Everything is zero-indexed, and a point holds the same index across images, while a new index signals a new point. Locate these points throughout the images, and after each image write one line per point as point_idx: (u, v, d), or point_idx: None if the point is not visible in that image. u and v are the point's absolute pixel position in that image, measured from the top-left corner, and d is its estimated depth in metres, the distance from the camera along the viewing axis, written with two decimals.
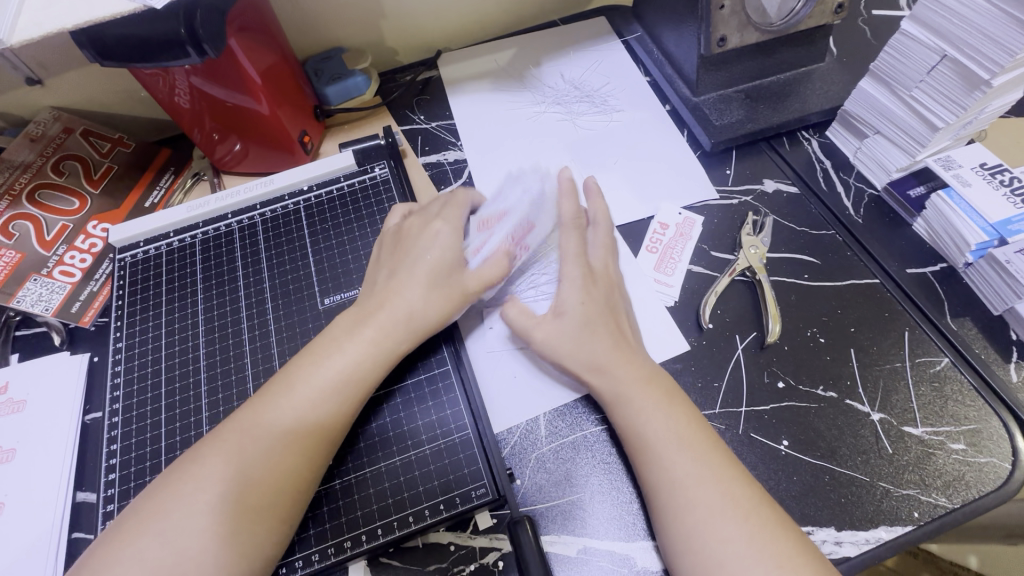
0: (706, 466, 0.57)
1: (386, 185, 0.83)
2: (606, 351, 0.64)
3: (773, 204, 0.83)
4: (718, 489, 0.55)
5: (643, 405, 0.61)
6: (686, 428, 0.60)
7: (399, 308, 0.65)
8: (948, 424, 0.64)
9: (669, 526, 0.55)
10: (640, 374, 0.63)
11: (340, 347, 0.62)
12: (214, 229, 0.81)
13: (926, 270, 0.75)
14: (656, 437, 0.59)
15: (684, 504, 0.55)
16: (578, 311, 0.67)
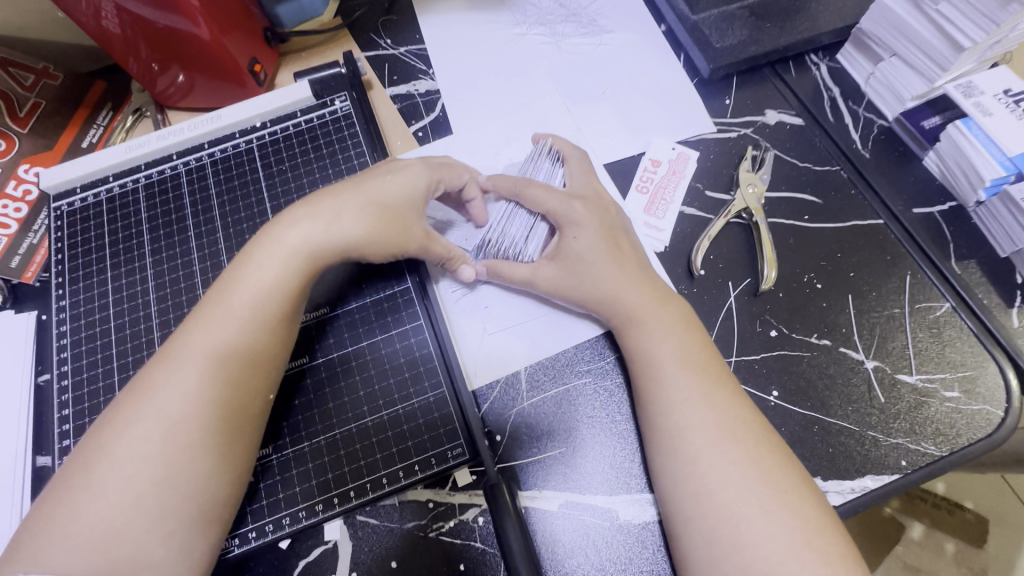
0: (712, 386, 0.53)
1: (348, 122, 0.74)
2: (608, 275, 0.61)
3: (775, 137, 0.76)
4: (722, 408, 0.52)
5: (648, 327, 0.58)
6: (700, 351, 0.56)
7: (323, 232, 0.59)
8: (943, 371, 0.62)
9: (671, 452, 0.52)
10: (650, 295, 0.60)
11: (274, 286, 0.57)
12: (157, 172, 0.72)
13: (933, 209, 0.70)
14: (666, 359, 0.55)
15: (686, 427, 0.51)
16: (581, 239, 0.63)
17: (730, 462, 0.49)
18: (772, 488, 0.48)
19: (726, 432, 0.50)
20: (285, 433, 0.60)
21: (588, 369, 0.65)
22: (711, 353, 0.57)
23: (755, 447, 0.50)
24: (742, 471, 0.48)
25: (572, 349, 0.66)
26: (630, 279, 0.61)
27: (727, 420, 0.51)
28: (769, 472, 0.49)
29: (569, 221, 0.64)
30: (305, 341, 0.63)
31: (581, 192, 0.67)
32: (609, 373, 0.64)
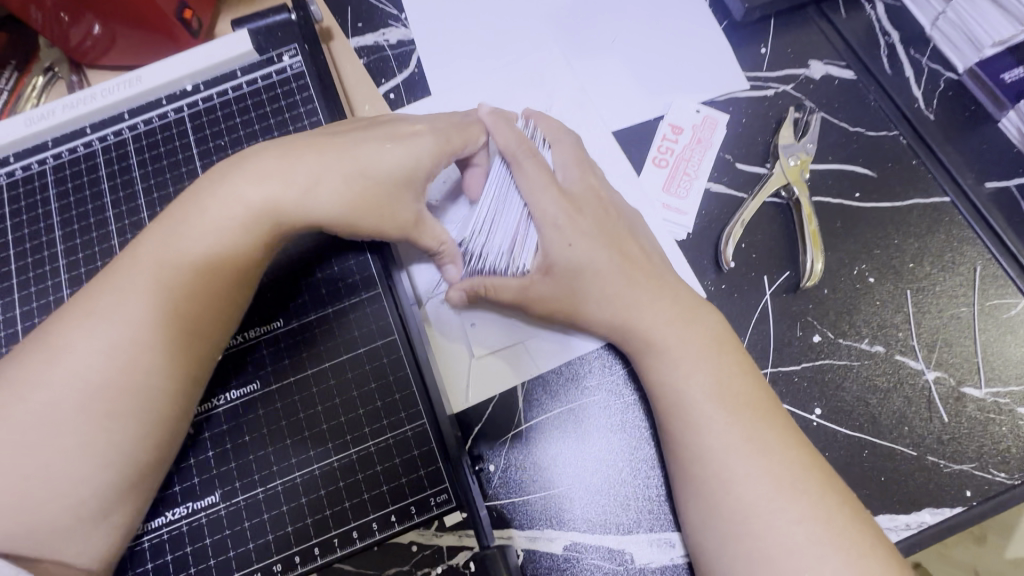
0: (759, 414, 0.45)
1: (299, 83, 0.60)
2: (624, 284, 0.52)
3: (820, 94, 0.63)
4: (773, 445, 0.44)
5: (674, 346, 0.49)
6: (744, 382, 0.47)
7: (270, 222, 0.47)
8: (1017, 381, 0.53)
9: (716, 508, 0.43)
10: (678, 311, 0.50)
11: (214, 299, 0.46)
12: (68, 150, 0.59)
13: (1009, 183, 0.59)
14: (702, 395, 0.46)
15: (731, 479, 0.43)
16: (577, 246, 0.52)
17: (789, 523, 0.41)
18: (837, 544, 0.40)
19: (777, 476, 0.42)
20: (231, 478, 0.48)
21: (595, 385, 0.55)
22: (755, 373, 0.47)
23: (813, 496, 0.42)
24: (804, 526, 0.41)
25: (577, 361, 0.55)
26: (642, 292, 0.51)
27: (779, 459, 0.43)
28: (831, 526, 0.41)
29: (558, 225, 0.53)
30: (249, 356, 0.51)
31: (572, 186, 0.55)
32: (621, 389, 0.55)
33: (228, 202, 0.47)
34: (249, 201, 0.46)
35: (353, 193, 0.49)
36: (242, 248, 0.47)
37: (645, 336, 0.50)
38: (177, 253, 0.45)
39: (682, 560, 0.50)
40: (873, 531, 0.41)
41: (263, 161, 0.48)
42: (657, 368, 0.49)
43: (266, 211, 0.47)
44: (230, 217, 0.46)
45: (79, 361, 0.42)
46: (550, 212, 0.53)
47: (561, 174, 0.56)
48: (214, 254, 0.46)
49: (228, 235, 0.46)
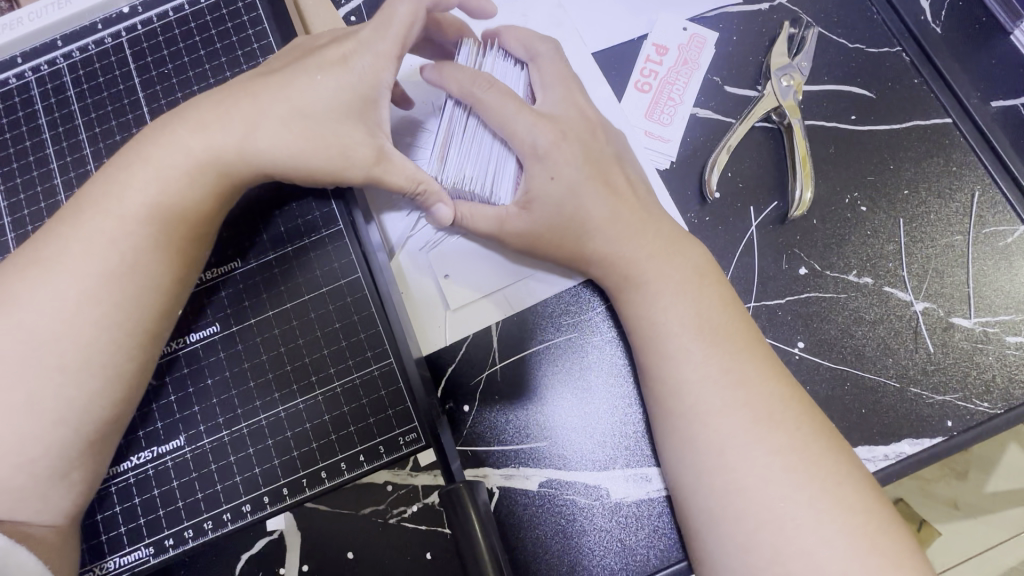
0: (741, 344, 0.43)
1: (247, 3, 0.55)
2: (600, 213, 0.48)
3: (818, 7, 0.57)
4: (755, 375, 0.42)
5: (652, 277, 0.47)
6: (725, 315, 0.45)
7: (217, 144, 0.44)
8: (1009, 310, 0.51)
9: (688, 442, 0.42)
10: (656, 243, 0.48)
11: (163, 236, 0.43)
12: (0, 83, 0.54)
13: (1017, 101, 0.55)
14: (679, 327, 0.44)
15: (705, 411, 0.42)
16: (560, 179, 0.48)
17: (764, 454, 0.40)
18: (817, 471, 0.39)
19: (756, 404, 0.41)
20: (196, 422, 0.47)
21: (571, 322, 0.53)
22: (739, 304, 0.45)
23: (791, 424, 0.41)
24: (785, 453, 0.40)
25: (552, 299, 0.53)
26: (619, 222, 0.48)
27: (759, 388, 0.42)
28: (811, 453, 0.40)
29: (544, 155, 0.48)
30: (206, 298, 0.49)
31: (555, 109, 0.51)
32: (599, 327, 0.53)
33: (167, 130, 0.43)
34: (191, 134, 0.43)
35: (298, 119, 0.45)
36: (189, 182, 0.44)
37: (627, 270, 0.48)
38: (114, 188, 0.43)
39: (658, 493, 0.49)
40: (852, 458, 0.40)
41: (206, 99, 0.45)
42: (634, 303, 0.47)
43: (207, 145, 0.43)
44: (170, 149, 0.43)
45: (26, 305, 0.40)
46: (528, 143, 0.48)
47: (543, 98, 0.52)
48: (155, 189, 0.43)
49: (169, 166, 0.43)
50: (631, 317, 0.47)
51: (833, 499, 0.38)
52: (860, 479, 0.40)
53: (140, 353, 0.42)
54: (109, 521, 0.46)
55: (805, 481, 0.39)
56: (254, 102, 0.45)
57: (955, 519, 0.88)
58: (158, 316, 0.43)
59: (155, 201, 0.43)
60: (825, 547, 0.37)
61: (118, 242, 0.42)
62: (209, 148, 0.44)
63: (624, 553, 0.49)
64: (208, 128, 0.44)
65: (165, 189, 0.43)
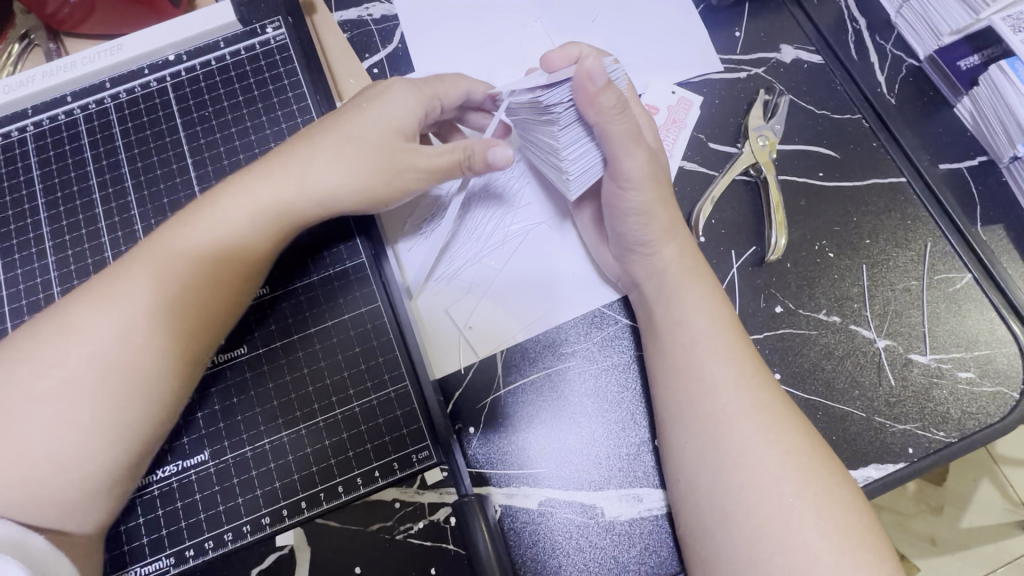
0: (726, 371, 0.48)
1: (283, 56, 0.61)
2: None
3: (790, 78, 0.65)
4: (739, 400, 0.47)
5: (664, 292, 0.53)
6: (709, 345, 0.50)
7: (256, 182, 0.49)
8: (960, 349, 0.57)
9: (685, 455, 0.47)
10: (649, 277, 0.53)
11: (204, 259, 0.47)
12: (49, 119, 0.59)
13: (960, 164, 0.63)
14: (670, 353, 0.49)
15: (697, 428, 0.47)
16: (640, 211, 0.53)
17: (742, 472, 0.44)
18: (794, 486, 0.43)
19: (736, 426, 0.46)
20: (220, 438, 0.50)
21: (570, 351, 0.58)
22: (724, 333, 0.50)
23: (768, 445, 0.45)
24: (763, 470, 0.44)
25: (553, 329, 0.58)
26: (657, 220, 0.53)
27: (741, 412, 0.46)
28: (785, 471, 0.44)
29: (617, 173, 0.51)
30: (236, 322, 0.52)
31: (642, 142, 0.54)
32: (595, 355, 0.58)
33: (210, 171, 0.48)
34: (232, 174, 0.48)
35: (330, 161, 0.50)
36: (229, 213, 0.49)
37: (657, 263, 0.54)
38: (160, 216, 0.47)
39: (648, 512, 0.53)
40: (826, 475, 0.45)
41: None
42: None
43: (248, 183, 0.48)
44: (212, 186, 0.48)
45: (74, 319, 0.43)
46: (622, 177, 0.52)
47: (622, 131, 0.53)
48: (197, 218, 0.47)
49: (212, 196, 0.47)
50: None
51: (804, 513, 0.43)
52: (834, 495, 0.44)
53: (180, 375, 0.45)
54: (131, 533, 0.48)
55: (782, 496, 0.43)
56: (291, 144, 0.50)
57: (929, 554, 0.93)
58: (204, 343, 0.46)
59: (197, 229, 0.47)
60: (798, 555, 0.41)
61: (163, 263, 0.45)
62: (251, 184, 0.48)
63: (617, 569, 0.52)
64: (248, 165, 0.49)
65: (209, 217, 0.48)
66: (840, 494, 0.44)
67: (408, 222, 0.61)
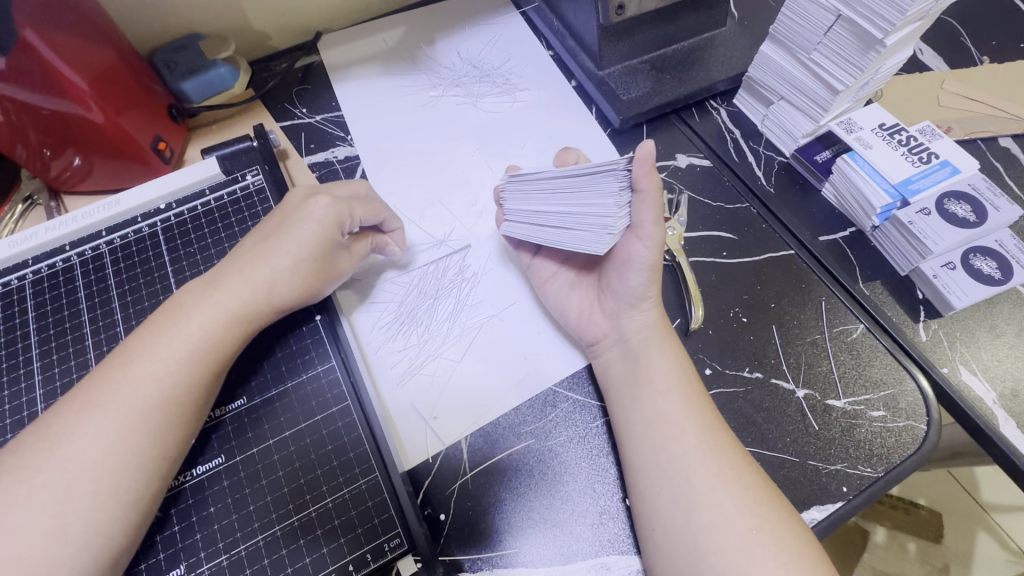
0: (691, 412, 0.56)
1: (261, 197, 0.71)
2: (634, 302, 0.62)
3: (687, 179, 0.80)
4: (692, 450, 0.54)
5: (650, 344, 0.61)
6: (669, 397, 0.58)
7: (250, 287, 0.58)
8: (867, 391, 0.65)
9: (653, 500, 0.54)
10: None
11: (189, 378, 0.54)
12: (47, 266, 0.66)
13: (837, 236, 0.75)
14: (650, 397, 0.58)
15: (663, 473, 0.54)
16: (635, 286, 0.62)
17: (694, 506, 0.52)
18: (727, 530, 0.50)
19: (692, 469, 0.53)
20: (196, 549, 0.52)
21: (531, 429, 0.62)
22: (674, 387, 0.58)
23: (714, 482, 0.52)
24: (691, 519, 0.51)
25: (510, 412, 0.63)
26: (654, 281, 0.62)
27: (689, 457, 0.54)
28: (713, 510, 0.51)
29: (638, 230, 0.60)
30: (211, 431, 0.56)
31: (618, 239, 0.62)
32: (554, 430, 0.62)
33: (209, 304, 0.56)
34: (230, 301, 0.57)
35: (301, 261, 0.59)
36: (222, 331, 0.56)
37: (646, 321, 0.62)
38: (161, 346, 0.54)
39: None
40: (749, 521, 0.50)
41: (242, 256, 0.59)
42: (646, 387, 0.59)
43: (246, 300, 0.57)
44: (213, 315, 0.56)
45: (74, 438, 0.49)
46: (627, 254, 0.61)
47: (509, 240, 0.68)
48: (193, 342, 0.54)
49: (202, 319, 0.56)
50: (632, 387, 0.60)
51: (737, 547, 0.50)
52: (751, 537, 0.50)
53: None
54: None
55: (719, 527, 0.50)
56: (265, 261, 0.58)
57: None
58: None
59: (192, 352, 0.54)
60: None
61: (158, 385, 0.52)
62: (248, 300, 0.57)
63: None
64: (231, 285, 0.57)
65: (195, 337, 0.55)
66: (762, 538, 0.50)
67: (377, 325, 0.70)
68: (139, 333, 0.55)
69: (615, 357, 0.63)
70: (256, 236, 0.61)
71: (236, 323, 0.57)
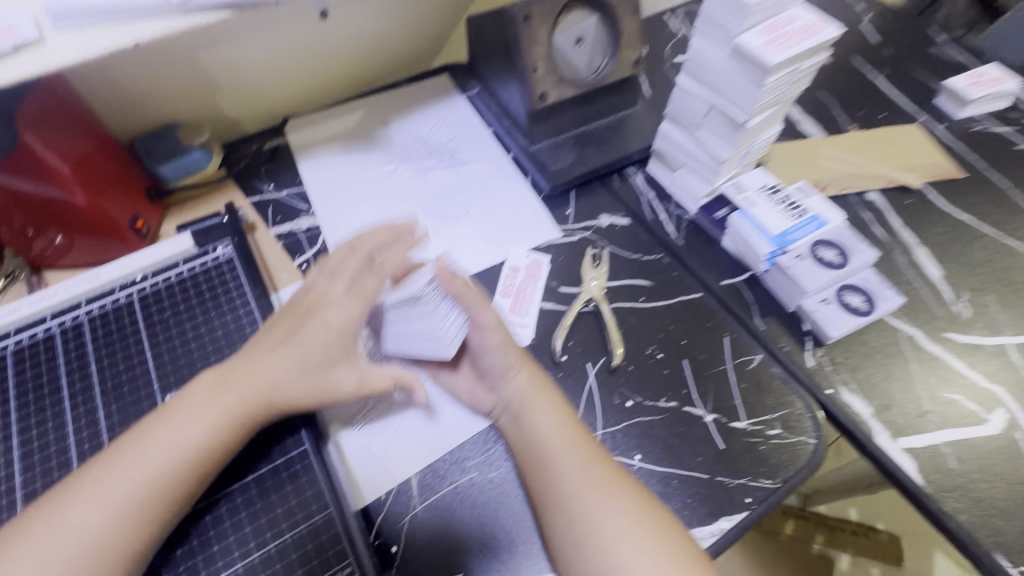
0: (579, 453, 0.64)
1: (230, 266, 0.80)
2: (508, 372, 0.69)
3: (609, 235, 0.92)
4: (594, 480, 0.62)
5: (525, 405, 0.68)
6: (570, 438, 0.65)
7: (262, 392, 0.63)
8: (766, 413, 0.75)
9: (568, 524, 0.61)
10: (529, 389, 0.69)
11: (183, 462, 0.58)
12: (28, 336, 0.72)
13: (737, 279, 0.88)
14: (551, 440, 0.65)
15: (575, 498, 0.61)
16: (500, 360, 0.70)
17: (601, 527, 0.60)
18: (630, 545, 0.59)
19: (593, 497, 0.61)
20: None
21: (472, 463, 0.70)
22: (566, 436, 0.65)
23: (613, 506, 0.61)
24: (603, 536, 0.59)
25: (454, 449, 0.71)
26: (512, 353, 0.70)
27: (590, 487, 0.62)
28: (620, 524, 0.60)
29: (479, 323, 0.71)
30: None
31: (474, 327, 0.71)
32: (494, 463, 0.70)
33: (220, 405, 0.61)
34: (240, 400, 0.62)
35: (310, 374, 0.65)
36: (226, 427, 0.61)
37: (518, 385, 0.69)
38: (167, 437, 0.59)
39: None
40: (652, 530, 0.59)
41: (266, 360, 0.65)
42: (539, 439, 0.66)
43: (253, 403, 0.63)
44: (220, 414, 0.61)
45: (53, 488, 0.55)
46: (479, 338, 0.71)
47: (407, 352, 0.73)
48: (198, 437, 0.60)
49: (210, 422, 0.60)
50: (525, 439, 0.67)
51: (635, 556, 0.58)
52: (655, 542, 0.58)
53: (146, 533, 0.56)
54: None
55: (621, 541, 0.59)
56: (273, 368, 0.64)
57: None
58: (161, 505, 0.57)
59: (198, 444, 0.59)
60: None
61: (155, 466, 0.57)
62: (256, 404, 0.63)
63: None
64: (248, 388, 0.63)
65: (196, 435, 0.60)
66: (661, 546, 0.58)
67: None
68: (147, 423, 0.60)
69: (505, 423, 0.70)
70: (275, 340, 0.66)
71: (236, 423, 0.62)
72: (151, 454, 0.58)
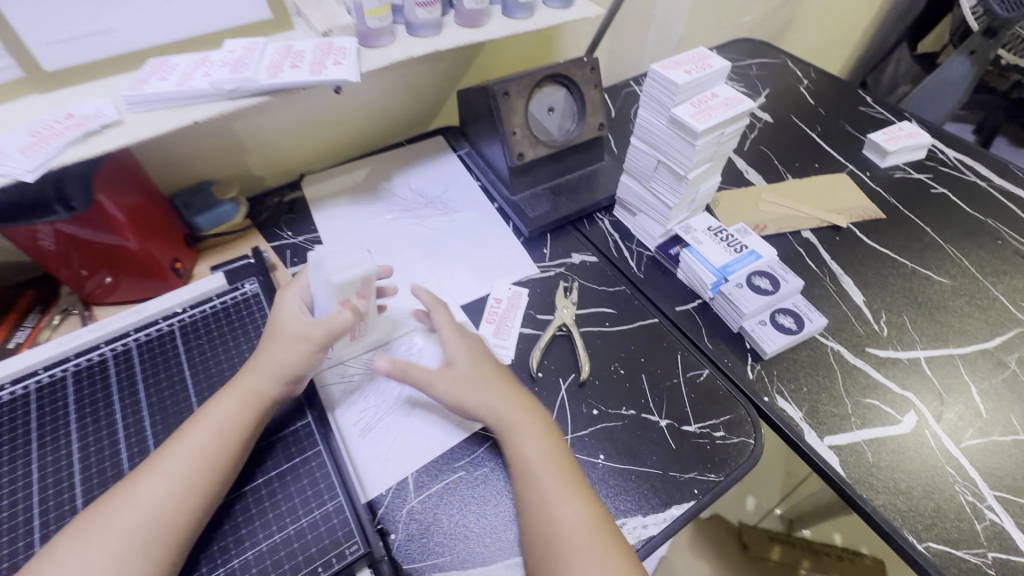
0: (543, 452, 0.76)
1: (256, 299, 0.95)
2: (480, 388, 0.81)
3: (579, 270, 1.07)
4: (557, 473, 0.74)
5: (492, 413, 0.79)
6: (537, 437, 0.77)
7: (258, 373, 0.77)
8: (712, 418, 0.87)
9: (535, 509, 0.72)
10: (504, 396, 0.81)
11: (208, 441, 0.70)
12: (86, 359, 0.86)
13: (689, 305, 1.02)
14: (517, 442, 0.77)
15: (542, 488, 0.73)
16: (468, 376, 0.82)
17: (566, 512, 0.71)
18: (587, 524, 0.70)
19: (556, 486, 0.73)
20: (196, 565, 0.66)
21: (460, 463, 0.82)
22: (536, 440, 0.77)
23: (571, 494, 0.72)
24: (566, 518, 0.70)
25: (444, 454, 0.83)
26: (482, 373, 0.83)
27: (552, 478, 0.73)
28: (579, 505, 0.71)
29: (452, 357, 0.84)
30: None
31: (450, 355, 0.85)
32: (480, 462, 0.82)
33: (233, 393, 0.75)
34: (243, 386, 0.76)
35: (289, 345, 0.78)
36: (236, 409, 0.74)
37: (490, 395, 0.80)
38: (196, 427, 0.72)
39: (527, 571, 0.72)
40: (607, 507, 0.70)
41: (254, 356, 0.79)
42: (512, 444, 0.77)
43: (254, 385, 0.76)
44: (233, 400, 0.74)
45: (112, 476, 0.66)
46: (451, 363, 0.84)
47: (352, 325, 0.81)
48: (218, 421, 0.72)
49: (224, 408, 0.73)
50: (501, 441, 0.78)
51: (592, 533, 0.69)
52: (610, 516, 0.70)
53: (186, 504, 0.66)
54: None
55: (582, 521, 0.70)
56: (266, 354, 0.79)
57: None
58: (200, 491, 0.67)
59: (218, 427, 0.72)
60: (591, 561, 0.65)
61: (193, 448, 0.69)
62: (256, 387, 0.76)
63: None
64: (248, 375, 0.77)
65: (218, 416, 0.73)
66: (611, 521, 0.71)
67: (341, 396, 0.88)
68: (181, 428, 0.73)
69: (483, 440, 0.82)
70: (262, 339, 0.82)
71: (247, 403, 0.75)
72: (187, 441, 0.70)
